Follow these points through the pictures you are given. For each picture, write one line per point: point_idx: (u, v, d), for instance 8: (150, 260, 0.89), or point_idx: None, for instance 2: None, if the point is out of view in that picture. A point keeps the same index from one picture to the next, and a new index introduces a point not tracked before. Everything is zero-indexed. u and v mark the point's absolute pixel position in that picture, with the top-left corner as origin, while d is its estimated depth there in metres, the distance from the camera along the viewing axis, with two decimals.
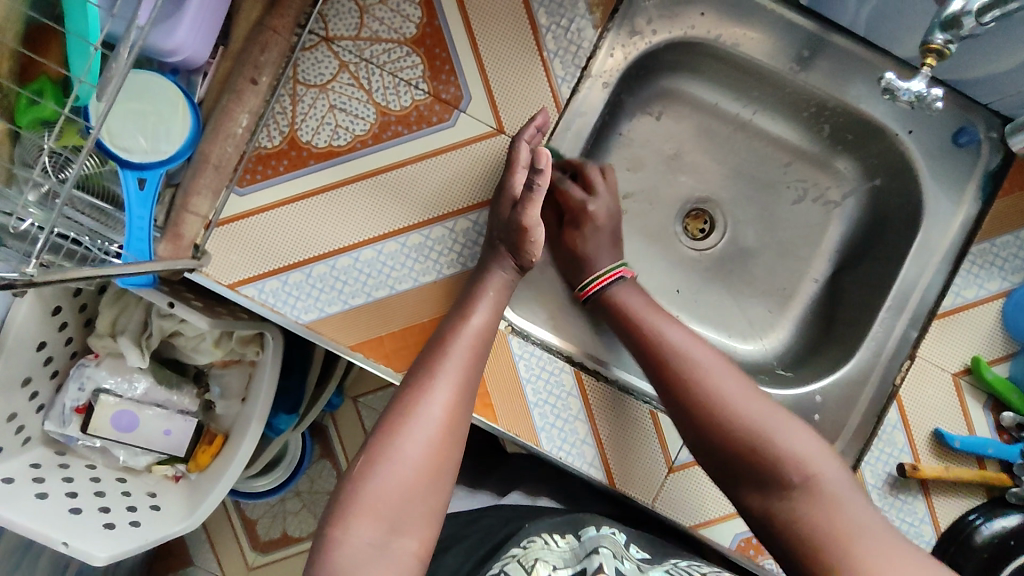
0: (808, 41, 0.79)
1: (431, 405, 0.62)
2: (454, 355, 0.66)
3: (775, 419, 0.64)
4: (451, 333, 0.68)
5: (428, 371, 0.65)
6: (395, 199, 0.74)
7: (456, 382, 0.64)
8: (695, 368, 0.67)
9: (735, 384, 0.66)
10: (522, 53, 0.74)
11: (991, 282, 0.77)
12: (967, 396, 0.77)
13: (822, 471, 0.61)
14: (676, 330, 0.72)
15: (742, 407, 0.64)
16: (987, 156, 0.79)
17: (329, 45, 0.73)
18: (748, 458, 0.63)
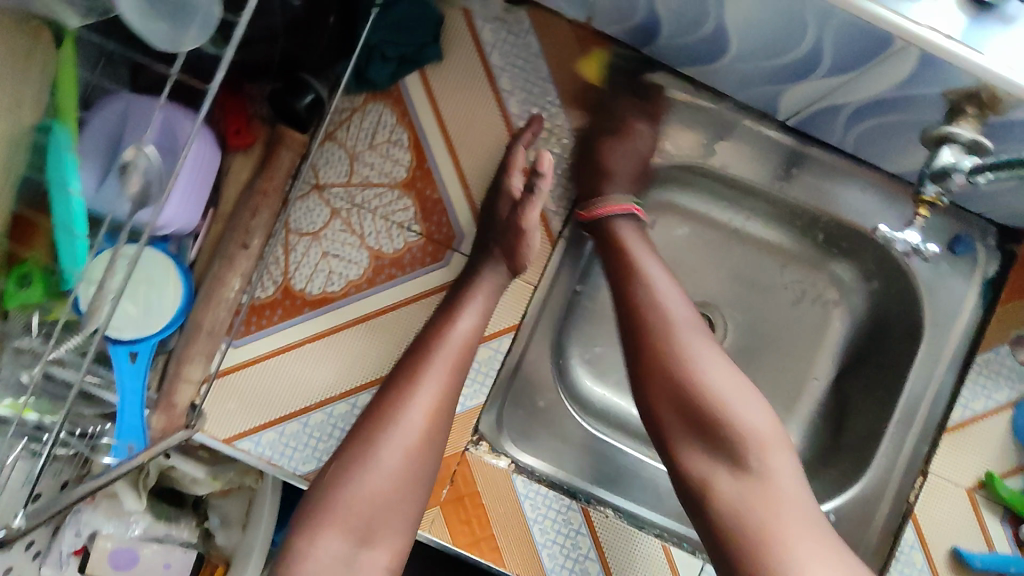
0: (791, 158, 0.79)
1: (412, 410, 0.61)
2: (443, 353, 0.64)
3: (732, 388, 0.59)
4: (437, 339, 0.65)
5: (412, 373, 0.63)
6: (393, 342, 0.73)
7: (439, 391, 0.62)
8: (654, 315, 0.63)
9: (702, 342, 0.61)
10: None
11: (999, 392, 0.76)
12: (984, 510, 0.75)
13: (773, 461, 0.56)
14: (654, 265, 0.67)
15: (703, 362, 0.60)
16: (985, 264, 0.79)
17: (320, 193, 0.73)
18: (696, 399, 0.58)
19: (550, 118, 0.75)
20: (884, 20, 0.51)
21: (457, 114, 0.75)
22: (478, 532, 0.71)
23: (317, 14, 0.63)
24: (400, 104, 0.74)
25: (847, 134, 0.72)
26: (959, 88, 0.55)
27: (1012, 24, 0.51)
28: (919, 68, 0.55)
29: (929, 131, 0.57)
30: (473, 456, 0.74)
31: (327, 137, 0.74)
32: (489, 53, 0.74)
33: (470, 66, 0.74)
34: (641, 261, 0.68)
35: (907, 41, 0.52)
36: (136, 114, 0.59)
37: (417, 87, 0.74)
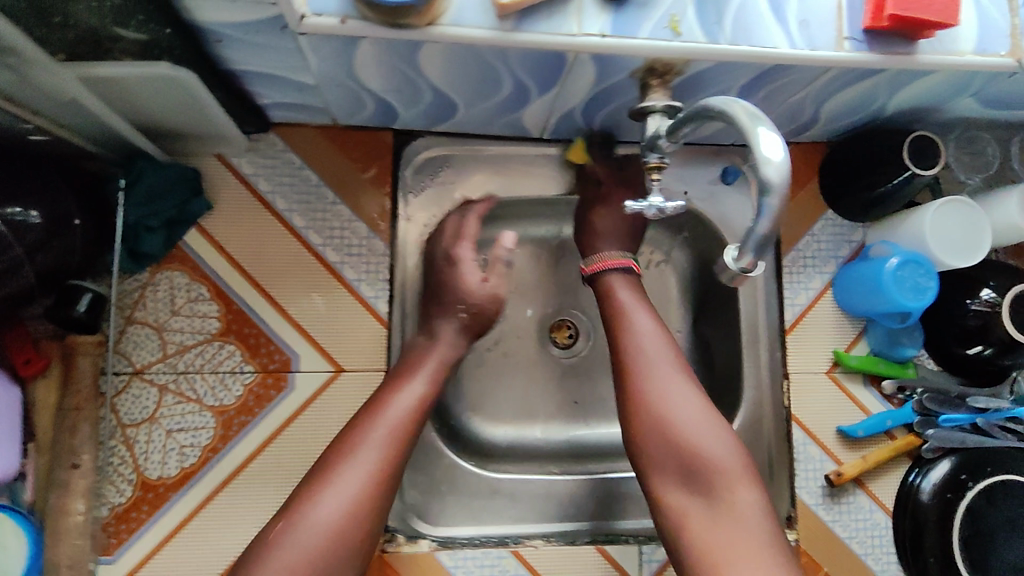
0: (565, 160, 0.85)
1: (353, 479, 0.59)
2: (387, 421, 0.63)
3: (701, 428, 0.64)
4: (379, 411, 0.63)
5: (349, 443, 0.61)
6: (269, 484, 0.73)
7: (377, 462, 0.60)
8: (636, 343, 0.69)
9: (700, 425, 0.64)
10: (323, 295, 0.77)
11: (813, 282, 0.84)
12: (847, 384, 0.82)
13: (736, 491, 0.61)
14: (641, 314, 0.71)
15: (671, 400, 0.65)
16: (755, 181, 0.86)
17: (141, 377, 0.73)
18: (669, 432, 0.64)
19: (333, 215, 0.78)
20: (546, 41, 0.58)
21: (246, 248, 0.76)
22: None
23: (63, 221, 0.64)
24: (188, 262, 0.75)
25: (592, 126, 0.79)
26: (638, 68, 0.63)
27: (646, 5, 0.60)
28: (598, 65, 0.62)
29: (633, 108, 0.65)
30: (392, 553, 0.74)
31: (128, 322, 0.73)
32: (254, 182, 0.77)
33: (244, 201, 0.77)
34: (614, 289, 0.74)
35: (574, 50, 0.59)
36: None
37: (198, 241, 0.75)
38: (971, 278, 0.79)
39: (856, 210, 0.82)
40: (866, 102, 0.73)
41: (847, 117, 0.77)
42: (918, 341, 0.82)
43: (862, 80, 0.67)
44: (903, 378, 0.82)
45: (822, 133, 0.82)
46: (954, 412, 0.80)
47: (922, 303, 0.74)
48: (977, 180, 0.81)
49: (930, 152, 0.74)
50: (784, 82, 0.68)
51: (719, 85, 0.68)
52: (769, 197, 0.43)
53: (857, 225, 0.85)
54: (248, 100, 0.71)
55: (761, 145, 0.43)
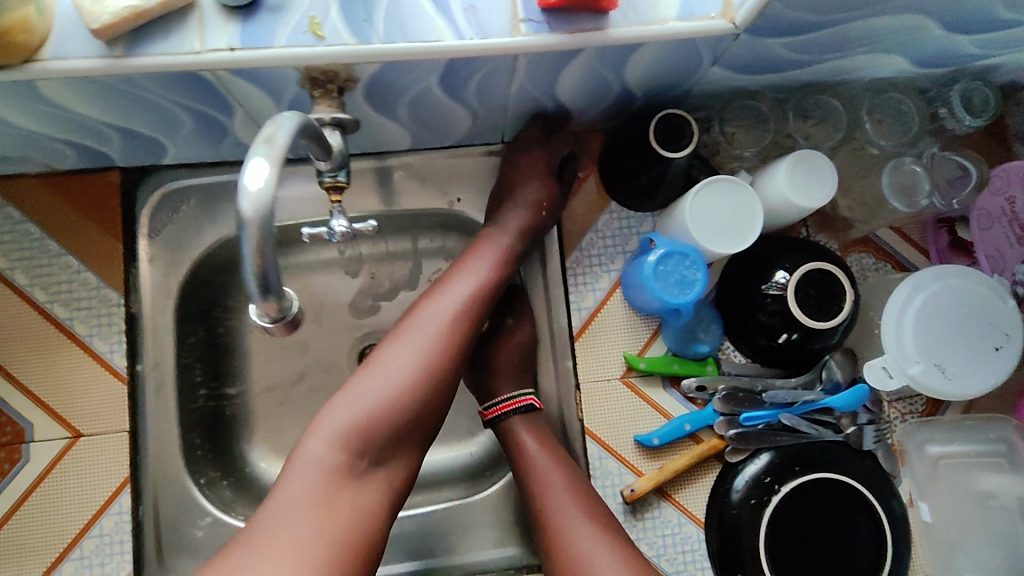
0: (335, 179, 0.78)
1: (391, 372, 0.62)
2: (440, 307, 0.66)
3: (598, 550, 0.64)
4: (436, 294, 0.68)
5: (402, 335, 0.64)
6: (7, 565, 0.68)
7: (422, 346, 0.64)
8: (539, 474, 0.69)
9: (596, 542, 0.65)
10: (55, 355, 0.72)
11: (600, 281, 0.77)
12: (645, 388, 0.75)
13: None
14: (531, 443, 0.71)
15: (574, 531, 0.66)
16: None
17: None
18: (569, 559, 0.65)
19: (64, 269, 0.73)
20: (166, 64, 0.53)
21: None
22: None
23: None
24: None
25: None
26: (300, 79, 0.57)
27: (279, 10, 0.54)
28: (250, 80, 0.56)
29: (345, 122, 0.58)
30: None
31: None
32: None
33: None
34: (518, 435, 0.72)
35: (204, 69, 0.54)
36: None
37: None
38: (762, 261, 0.72)
39: (638, 197, 0.76)
40: (600, 83, 0.66)
41: (598, 101, 0.70)
42: (716, 334, 0.76)
43: (569, 61, 0.60)
44: (703, 377, 0.74)
45: (586, 118, 0.75)
46: (758, 409, 0.73)
47: (688, 299, 0.67)
48: (752, 154, 0.75)
49: (682, 133, 0.68)
50: (485, 73, 0.61)
51: (415, 83, 0.61)
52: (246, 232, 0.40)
53: (646, 215, 0.78)
54: None
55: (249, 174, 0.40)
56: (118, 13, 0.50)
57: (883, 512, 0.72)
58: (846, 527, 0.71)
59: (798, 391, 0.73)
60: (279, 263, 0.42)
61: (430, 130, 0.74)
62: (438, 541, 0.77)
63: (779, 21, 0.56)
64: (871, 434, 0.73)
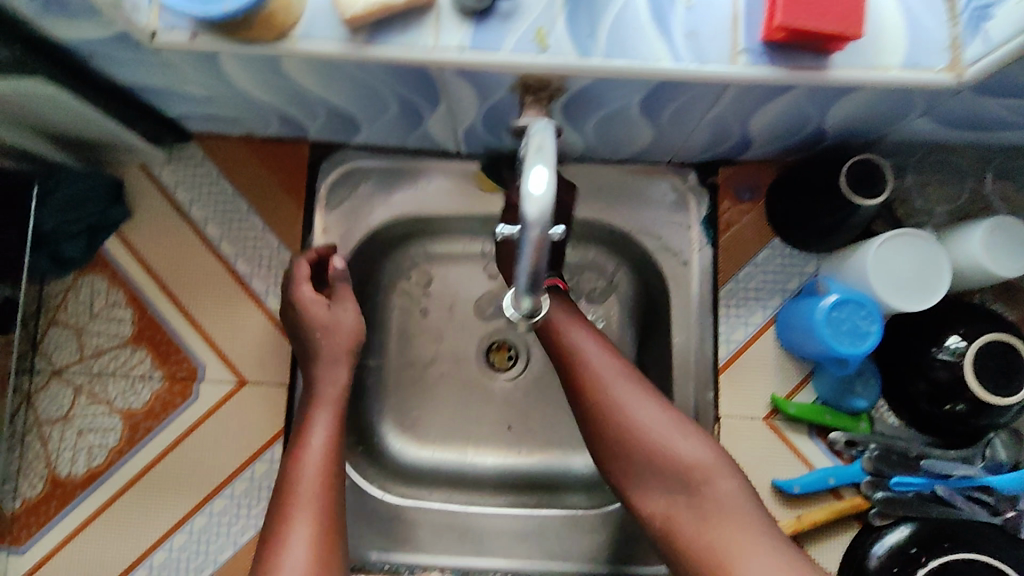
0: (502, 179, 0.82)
1: (296, 548, 0.60)
2: (301, 465, 0.65)
3: (667, 428, 0.66)
4: (294, 464, 0.65)
5: (289, 506, 0.63)
6: (168, 490, 0.75)
7: (316, 516, 0.62)
8: (591, 368, 0.69)
9: (668, 424, 0.66)
10: (234, 305, 0.77)
11: (754, 316, 0.76)
12: (789, 434, 0.75)
13: (713, 476, 0.63)
14: (580, 333, 0.71)
15: (635, 412, 0.67)
16: (696, 206, 0.79)
17: (59, 377, 0.76)
18: (637, 439, 0.66)
19: (251, 227, 0.79)
20: (400, 54, 0.56)
21: (162, 257, 0.78)
22: None
23: None
24: (107, 268, 0.77)
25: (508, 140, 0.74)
26: (513, 84, 0.59)
27: (510, 17, 0.56)
28: (470, 81, 0.59)
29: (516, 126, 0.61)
30: None
31: (50, 323, 0.77)
32: (174, 192, 0.79)
33: (163, 211, 0.78)
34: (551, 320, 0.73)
35: (431, 64, 0.56)
36: None
37: (118, 248, 0.78)
38: (936, 324, 0.70)
39: (809, 239, 0.74)
40: (798, 120, 0.65)
41: (787, 136, 0.69)
42: (873, 392, 0.73)
43: (777, 97, 0.60)
44: (854, 432, 0.73)
45: (766, 151, 0.74)
46: (911, 475, 0.71)
47: (860, 350, 0.66)
48: (943, 214, 0.72)
49: (875, 180, 0.66)
50: (683, 101, 0.62)
51: (616, 100, 0.62)
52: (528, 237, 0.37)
53: (810, 256, 0.77)
54: (158, 111, 0.73)
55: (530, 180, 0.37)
56: (369, 4, 0.53)
57: None
58: None
59: (958, 464, 0.71)
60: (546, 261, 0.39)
61: (607, 144, 0.75)
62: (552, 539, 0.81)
63: (1008, 83, 0.55)
64: None
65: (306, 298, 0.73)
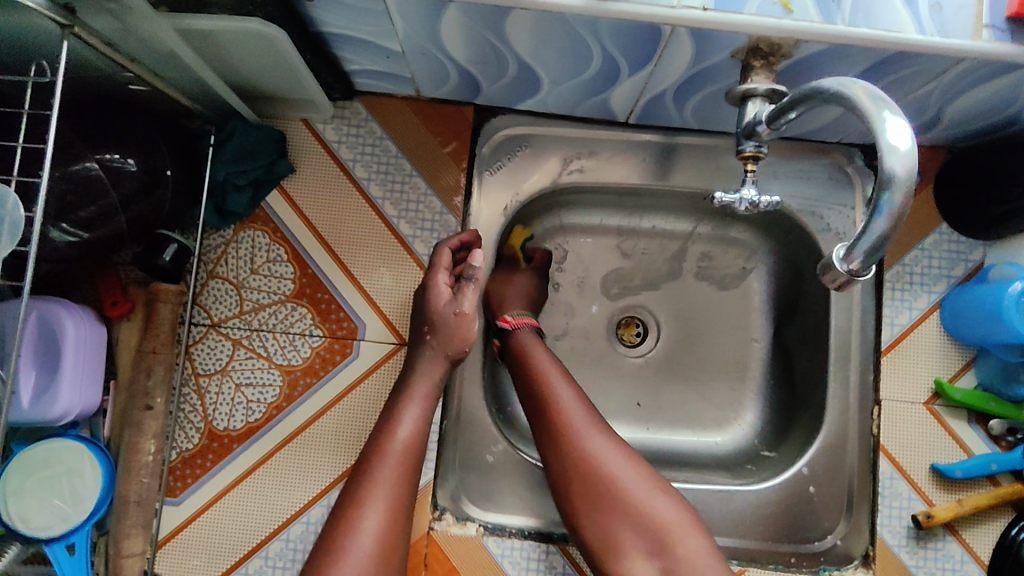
0: (662, 152, 0.81)
1: (368, 533, 0.59)
2: (390, 446, 0.64)
3: (647, 487, 0.63)
4: (377, 452, 0.63)
5: (362, 493, 0.61)
6: (328, 448, 0.74)
7: (390, 506, 0.61)
8: (557, 408, 0.67)
9: (646, 484, 0.63)
10: (394, 265, 0.77)
11: (919, 300, 0.76)
12: (948, 419, 0.74)
13: (693, 547, 0.60)
14: (560, 380, 0.70)
15: (602, 458, 0.64)
16: (861, 183, 0.79)
17: (217, 330, 0.75)
18: (604, 485, 0.63)
19: (412, 187, 0.78)
20: (643, 12, 0.54)
21: (324, 213, 0.77)
22: None
23: (156, 171, 0.68)
24: (269, 223, 0.76)
25: (684, 113, 0.74)
26: (740, 47, 0.58)
27: None
28: (698, 42, 0.58)
29: (734, 89, 0.60)
30: (439, 532, 0.74)
31: (209, 276, 0.76)
32: (336, 149, 0.77)
33: (325, 167, 0.77)
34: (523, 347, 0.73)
35: (669, 24, 0.55)
36: (48, 319, 0.65)
37: (279, 203, 0.77)
38: None
39: (981, 226, 0.74)
40: (1004, 103, 0.65)
41: (978, 119, 0.69)
42: None
43: (1003, 74, 0.59)
44: (1016, 420, 0.73)
45: (944, 133, 0.74)
46: None
47: None
48: None
49: None
50: (902, 75, 0.61)
51: (832, 71, 0.62)
52: (894, 194, 0.38)
53: (975, 243, 0.77)
54: (337, 64, 0.72)
55: (889, 134, 0.38)
56: None
57: None
58: None
59: None
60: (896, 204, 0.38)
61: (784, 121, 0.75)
62: None
63: None
64: None
65: (438, 288, 0.71)
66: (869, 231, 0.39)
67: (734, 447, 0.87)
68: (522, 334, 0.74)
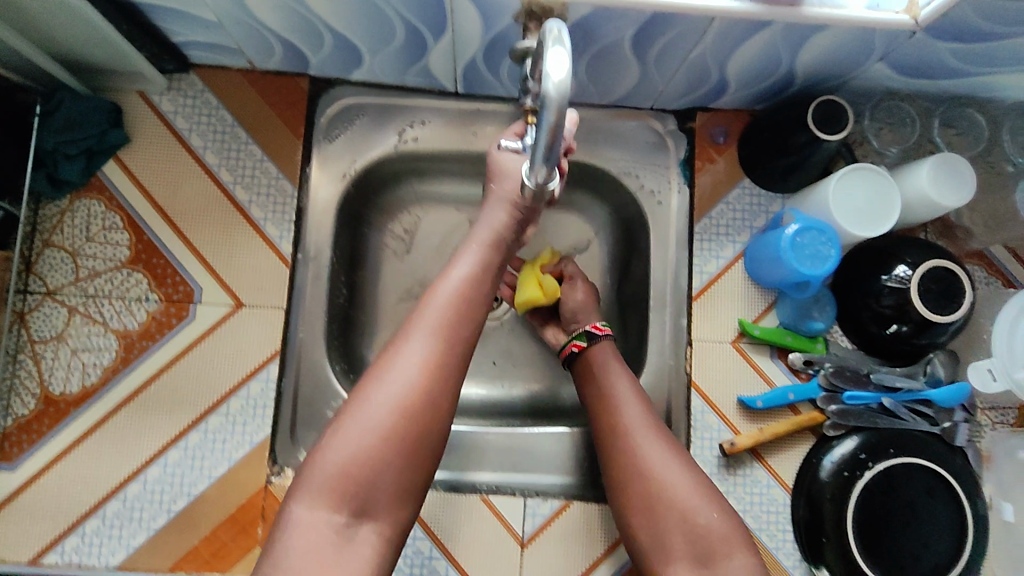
0: (494, 120, 0.86)
1: (409, 362, 0.60)
2: (448, 281, 0.65)
3: (693, 494, 0.62)
4: (432, 288, 0.65)
5: (407, 328, 0.63)
6: (164, 408, 0.76)
7: (437, 333, 0.62)
8: (620, 416, 0.67)
9: (702, 492, 0.62)
10: (231, 230, 0.80)
11: (725, 250, 0.83)
12: (753, 355, 0.81)
13: (694, 505, 0.61)
14: (623, 386, 0.69)
15: (660, 470, 0.63)
16: (675, 147, 0.86)
17: (52, 298, 0.77)
18: (655, 496, 0.62)
19: (249, 155, 0.81)
20: None
21: (160, 182, 0.79)
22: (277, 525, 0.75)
23: None
24: (105, 192, 0.78)
25: (502, 79, 0.80)
26: (518, 10, 0.64)
27: None
28: (477, 5, 0.63)
29: (515, 47, 0.63)
30: (277, 485, 0.76)
31: (45, 245, 0.77)
32: (173, 120, 0.80)
33: (161, 138, 0.80)
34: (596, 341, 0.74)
35: None
36: None
37: (115, 172, 0.79)
38: (885, 254, 0.77)
39: (775, 179, 0.82)
40: (770, 62, 0.72)
41: (759, 81, 0.77)
42: (829, 315, 0.82)
43: (757, 33, 0.66)
44: (812, 352, 0.81)
45: (740, 96, 0.81)
46: (861, 390, 0.79)
47: (821, 271, 0.74)
48: (897, 151, 0.80)
49: (838, 116, 0.73)
50: (670, 37, 0.68)
51: (609, 33, 0.68)
52: (546, 112, 0.43)
53: (776, 196, 0.84)
54: (161, 37, 0.74)
55: (550, 62, 0.43)
56: None
57: (969, 507, 0.76)
58: (930, 514, 0.76)
59: (902, 379, 0.79)
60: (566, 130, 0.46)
61: (596, 87, 0.81)
62: None
63: (958, 26, 0.62)
64: (964, 431, 0.79)
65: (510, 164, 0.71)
66: (540, 138, 0.46)
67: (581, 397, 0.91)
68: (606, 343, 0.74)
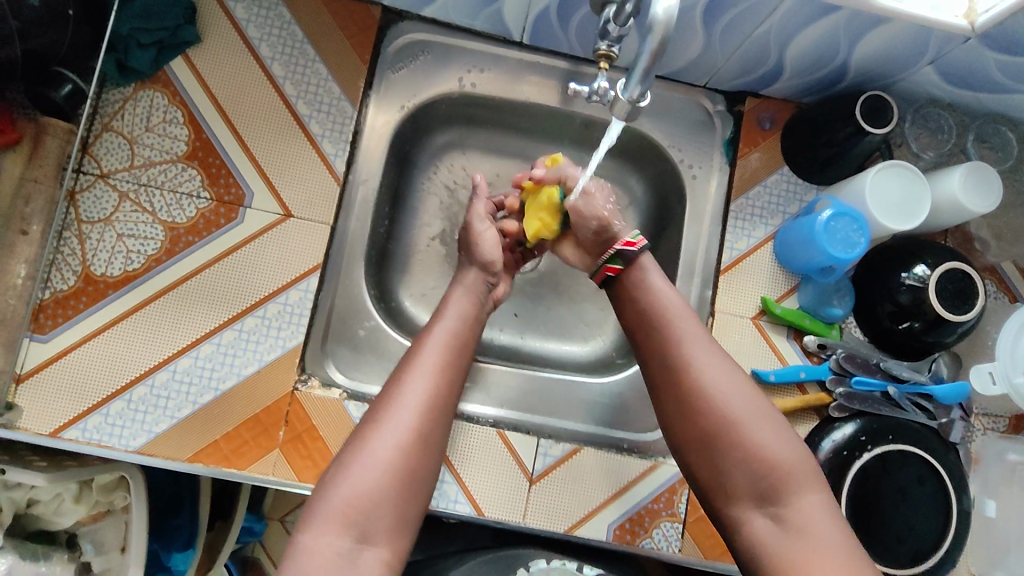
0: (551, 75, 0.89)
1: (411, 399, 0.63)
2: (438, 334, 0.70)
3: (759, 422, 0.63)
4: (420, 341, 0.69)
5: (404, 369, 0.66)
6: (201, 304, 0.78)
7: (433, 378, 0.65)
8: (677, 345, 0.67)
9: (765, 419, 0.63)
10: (288, 142, 0.81)
11: (756, 231, 0.87)
12: (770, 332, 0.85)
13: (757, 439, 0.62)
14: (676, 314, 0.69)
15: (724, 395, 0.64)
16: (721, 127, 0.90)
17: (105, 181, 0.78)
18: (722, 425, 0.63)
19: (314, 72, 0.83)
20: None
21: (224, 83, 0.81)
22: (298, 428, 0.77)
23: (58, 10, 0.70)
24: (169, 86, 0.80)
25: (570, 34, 0.83)
26: None
27: None
28: None
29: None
30: (303, 393, 0.79)
31: (104, 129, 0.78)
32: (245, 27, 0.82)
33: (231, 41, 0.81)
34: (636, 279, 0.74)
35: None
36: None
37: (182, 68, 0.80)
38: (908, 254, 0.81)
39: (813, 170, 0.86)
40: (829, 51, 0.76)
41: (811, 71, 0.81)
42: (848, 305, 0.85)
43: (823, 17, 0.70)
44: (825, 337, 0.85)
45: (792, 85, 0.85)
46: (868, 377, 0.83)
47: (850, 256, 0.78)
48: (932, 156, 0.85)
49: (883, 112, 0.78)
50: (742, 9, 0.71)
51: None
52: None
53: (811, 186, 0.88)
54: None
55: None
56: None
57: (955, 499, 0.80)
58: (920, 502, 0.79)
59: (908, 372, 0.84)
60: (658, 65, 0.54)
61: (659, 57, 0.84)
62: (550, 409, 0.86)
63: (1012, 36, 0.67)
64: (959, 428, 0.84)
65: (483, 231, 0.83)
66: (640, 64, 0.54)
67: (596, 356, 0.94)
68: (644, 258, 0.74)
